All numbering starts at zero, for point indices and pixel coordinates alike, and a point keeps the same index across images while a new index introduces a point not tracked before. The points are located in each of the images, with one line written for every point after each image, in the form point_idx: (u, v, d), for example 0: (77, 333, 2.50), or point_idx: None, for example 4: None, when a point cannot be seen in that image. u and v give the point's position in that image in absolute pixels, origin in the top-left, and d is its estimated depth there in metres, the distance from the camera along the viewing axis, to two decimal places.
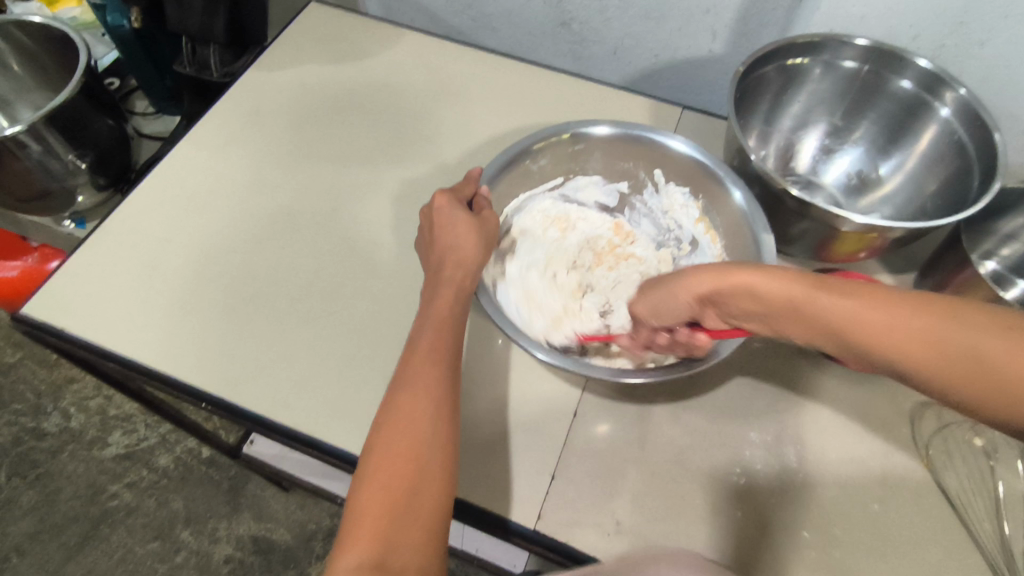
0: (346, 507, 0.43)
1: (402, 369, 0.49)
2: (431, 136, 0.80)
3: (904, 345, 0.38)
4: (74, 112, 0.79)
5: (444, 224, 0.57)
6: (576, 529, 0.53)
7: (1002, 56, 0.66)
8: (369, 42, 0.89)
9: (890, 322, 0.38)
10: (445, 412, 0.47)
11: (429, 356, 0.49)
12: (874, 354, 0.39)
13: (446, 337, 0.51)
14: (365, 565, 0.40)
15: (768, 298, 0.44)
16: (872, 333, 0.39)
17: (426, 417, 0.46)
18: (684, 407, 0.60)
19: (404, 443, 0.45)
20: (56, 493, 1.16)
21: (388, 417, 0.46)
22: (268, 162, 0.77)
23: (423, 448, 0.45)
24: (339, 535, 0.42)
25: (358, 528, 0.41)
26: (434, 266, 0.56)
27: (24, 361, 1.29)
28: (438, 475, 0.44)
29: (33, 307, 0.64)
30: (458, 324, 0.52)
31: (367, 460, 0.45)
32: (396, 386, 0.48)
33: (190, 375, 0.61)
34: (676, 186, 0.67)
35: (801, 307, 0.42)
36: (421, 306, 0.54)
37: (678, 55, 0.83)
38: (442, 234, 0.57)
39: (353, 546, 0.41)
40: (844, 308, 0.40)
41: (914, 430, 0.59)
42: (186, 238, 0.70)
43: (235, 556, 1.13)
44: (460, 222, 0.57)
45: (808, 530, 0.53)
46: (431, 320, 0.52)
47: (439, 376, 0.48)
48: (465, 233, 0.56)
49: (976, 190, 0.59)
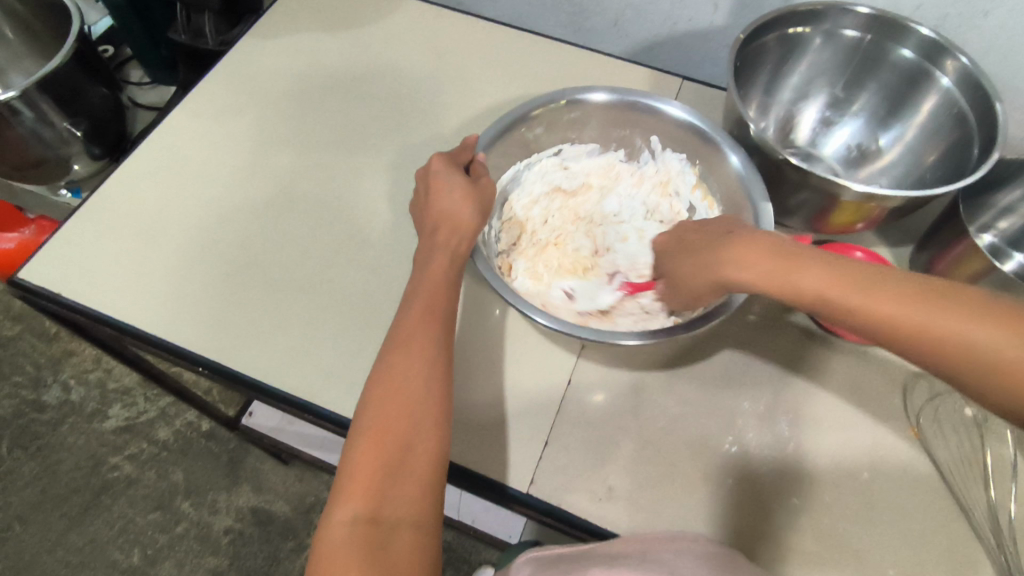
0: (340, 464, 0.44)
1: (396, 331, 0.49)
2: (428, 105, 0.79)
3: (992, 348, 0.38)
4: (67, 79, 0.78)
5: (441, 188, 0.56)
6: (568, 494, 0.54)
7: (1006, 26, 0.65)
8: (367, 10, 0.88)
9: (960, 332, 0.39)
10: (439, 373, 0.47)
11: (424, 318, 0.49)
12: (889, 330, 0.41)
13: (440, 300, 0.51)
14: (360, 518, 0.41)
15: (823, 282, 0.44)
16: (915, 320, 0.40)
17: (421, 376, 0.46)
18: (679, 376, 0.60)
19: (400, 401, 0.45)
20: (57, 464, 1.17)
21: (382, 377, 0.46)
22: (264, 130, 0.76)
23: (417, 406, 0.45)
24: (334, 489, 0.43)
25: (353, 482, 0.42)
26: (430, 228, 0.55)
27: (23, 334, 1.29)
28: (434, 432, 0.45)
29: (29, 274, 0.64)
30: (453, 288, 0.53)
31: (361, 418, 0.45)
32: (389, 348, 0.48)
33: (186, 342, 0.61)
34: (672, 152, 0.66)
35: (858, 292, 0.43)
36: (417, 271, 0.54)
37: (680, 26, 0.81)
38: (439, 198, 0.56)
39: (348, 501, 0.42)
40: (883, 289, 0.42)
41: (905, 399, 0.59)
42: (182, 207, 0.70)
43: (235, 527, 1.14)
44: (457, 188, 0.56)
45: (798, 497, 0.54)
46: (427, 283, 0.52)
47: (432, 337, 0.49)
48: (462, 199, 0.56)
49: (975, 160, 0.58)
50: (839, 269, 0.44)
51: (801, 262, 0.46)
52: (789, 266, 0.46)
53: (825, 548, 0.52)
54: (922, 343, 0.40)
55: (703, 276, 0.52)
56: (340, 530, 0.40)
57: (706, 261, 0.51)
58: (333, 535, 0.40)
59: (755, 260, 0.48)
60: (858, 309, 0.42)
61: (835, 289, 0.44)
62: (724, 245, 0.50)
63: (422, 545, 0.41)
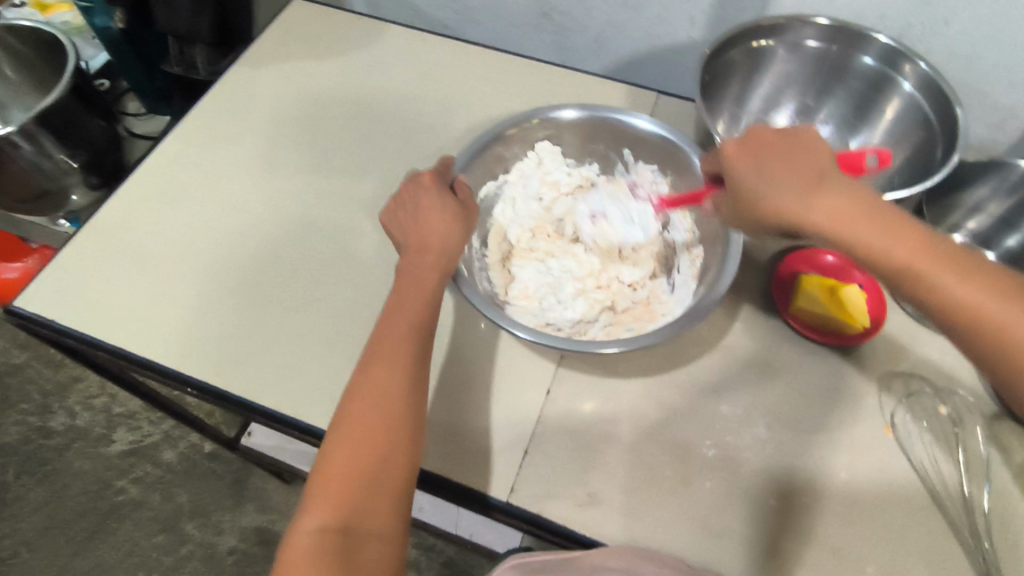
0: (311, 473, 0.45)
1: (377, 344, 0.50)
2: (414, 127, 0.81)
3: (1003, 321, 0.42)
4: (65, 113, 0.81)
5: (433, 207, 0.57)
6: (549, 502, 0.55)
7: (968, 33, 0.67)
8: (355, 37, 0.91)
9: (978, 298, 0.43)
10: (416, 388, 0.49)
11: (406, 331, 0.51)
12: (915, 282, 0.44)
13: (424, 313, 0.52)
14: (329, 529, 0.43)
15: (873, 232, 0.44)
16: (933, 284, 0.43)
17: (396, 392, 0.48)
18: (659, 382, 0.61)
19: (377, 415, 0.47)
20: (64, 489, 1.19)
21: (359, 389, 0.48)
22: (254, 157, 0.79)
23: (394, 422, 0.47)
24: (305, 495, 0.45)
25: (322, 491, 0.44)
26: (417, 244, 0.56)
27: (31, 361, 1.32)
28: (407, 447, 0.46)
29: (27, 301, 0.67)
30: (434, 302, 0.53)
31: (335, 430, 0.47)
32: (367, 360, 0.49)
33: (178, 364, 0.63)
34: (644, 164, 0.68)
35: (900, 250, 0.44)
36: (400, 281, 0.54)
37: (657, 42, 0.84)
38: (428, 218, 0.57)
39: (316, 511, 0.43)
40: (921, 254, 0.44)
41: (880, 399, 0.60)
42: (175, 233, 0.72)
43: (239, 547, 1.15)
44: (447, 206, 0.57)
45: (777, 498, 0.55)
46: (407, 295, 0.53)
47: (411, 353, 0.50)
48: (452, 222, 0.57)
49: (939, 161, 0.60)
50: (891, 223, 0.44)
51: (870, 223, 0.44)
52: (856, 223, 0.44)
53: (803, 547, 0.53)
54: (942, 302, 0.43)
55: (768, 199, 0.47)
56: (308, 537, 0.42)
57: (774, 180, 0.47)
58: (300, 542, 0.42)
59: (821, 196, 0.45)
60: (900, 266, 0.44)
61: (886, 241, 0.44)
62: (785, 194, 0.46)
63: (389, 555, 0.44)
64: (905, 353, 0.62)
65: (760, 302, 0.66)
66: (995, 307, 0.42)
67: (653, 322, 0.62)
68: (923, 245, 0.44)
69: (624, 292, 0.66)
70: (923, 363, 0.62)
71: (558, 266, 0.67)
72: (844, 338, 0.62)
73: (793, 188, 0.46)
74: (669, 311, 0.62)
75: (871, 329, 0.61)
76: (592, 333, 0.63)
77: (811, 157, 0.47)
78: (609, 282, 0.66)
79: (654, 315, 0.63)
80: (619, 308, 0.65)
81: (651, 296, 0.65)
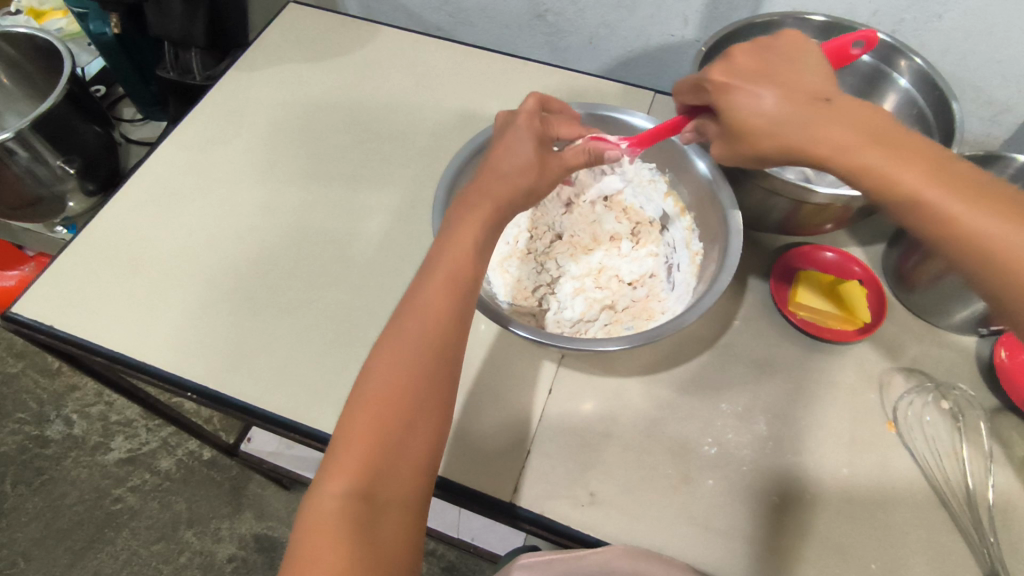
0: (334, 436, 0.44)
1: (411, 299, 0.48)
2: (409, 128, 0.81)
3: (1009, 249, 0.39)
4: (61, 119, 0.81)
5: (508, 160, 0.54)
6: (550, 502, 0.54)
7: (959, 28, 0.67)
8: (349, 40, 0.91)
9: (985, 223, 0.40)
10: (450, 350, 0.47)
11: (444, 285, 0.48)
12: (911, 204, 0.42)
13: (463, 269, 0.49)
14: (352, 495, 0.41)
15: (872, 153, 0.43)
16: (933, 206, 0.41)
17: (427, 351, 0.46)
18: (659, 380, 0.61)
19: (402, 373, 0.45)
20: (61, 498, 1.18)
21: (390, 344, 0.46)
22: (249, 160, 0.79)
23: (422, 383, 0.45)
24: (325, 461, 0.43)
25: (345, 456, 0.42)
26: (491, 198, 0.52)
27: (26, 370, 1.31)
28: (436, 409, 0.45)
29: (22, 308, 0.66)
30: (479, 256, 0.51)
31: (360, 392, 0.45)
32: (401, 317, 0.48)
33: (175, 369, 0.63)
34: (642, 162, 0.68)
35: (898, 171, 0.42)
36: (447, 229, 0.52)
37: (651, 42, 0.84)
38: (508, 173, 0.53)
39: (339, 476, 0.42)
40: (925, 176, 0.41)
41: (882, 394, 0.60)
42: (171, 237, 0.72)
43: (238, 554, 1.15)
44: (524, 153, 0.54)
45: (779, 495, 0.55)
46: (451, 250, 0.50)
47: (448, 309, 0.48)
48: (527, 185, 0.54)
49: None
50: (894, 145, 0.43)
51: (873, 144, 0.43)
52: (858, 146, 0.43)
53: (805, 544, 0.52)
54: (942, 227, 0.41)
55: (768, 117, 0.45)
56: (329, 504, 0.41)
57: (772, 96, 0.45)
58: (321, 508, 0.41)
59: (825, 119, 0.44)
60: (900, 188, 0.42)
61: (886, 160, 0.42)
62: (784, 112, 0.45)
63: (409, 528, 0.42)
64: (904, 348, 0.62)
65: (759, 298, 0.66)
66: (1006, 233, 0.39)
67: (652, 319, 0.62)
68: (927, 167, 0.42)
69: (624, 291, 0.66)
70: (922, 358, 0.62)
71: (557, 267, 0.67)
72: (844, 334, 0.61)
73: (793, 108, 0.45)
74: (669, 309, 0.62)
75: (871, 325, 0.61)
76: (592, 332, 0.63)
77: (811, 82, 0.46)
78: (609, 282, 0.66)
79: (654, 313, 0.63)
80: (620, 307, 0.65)
81: (652, 295, 0.65)
